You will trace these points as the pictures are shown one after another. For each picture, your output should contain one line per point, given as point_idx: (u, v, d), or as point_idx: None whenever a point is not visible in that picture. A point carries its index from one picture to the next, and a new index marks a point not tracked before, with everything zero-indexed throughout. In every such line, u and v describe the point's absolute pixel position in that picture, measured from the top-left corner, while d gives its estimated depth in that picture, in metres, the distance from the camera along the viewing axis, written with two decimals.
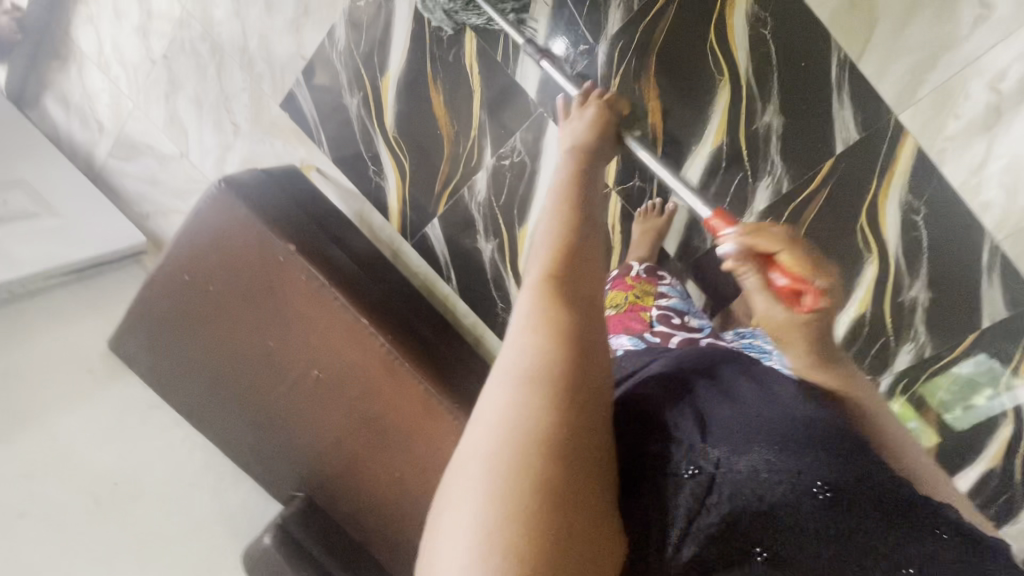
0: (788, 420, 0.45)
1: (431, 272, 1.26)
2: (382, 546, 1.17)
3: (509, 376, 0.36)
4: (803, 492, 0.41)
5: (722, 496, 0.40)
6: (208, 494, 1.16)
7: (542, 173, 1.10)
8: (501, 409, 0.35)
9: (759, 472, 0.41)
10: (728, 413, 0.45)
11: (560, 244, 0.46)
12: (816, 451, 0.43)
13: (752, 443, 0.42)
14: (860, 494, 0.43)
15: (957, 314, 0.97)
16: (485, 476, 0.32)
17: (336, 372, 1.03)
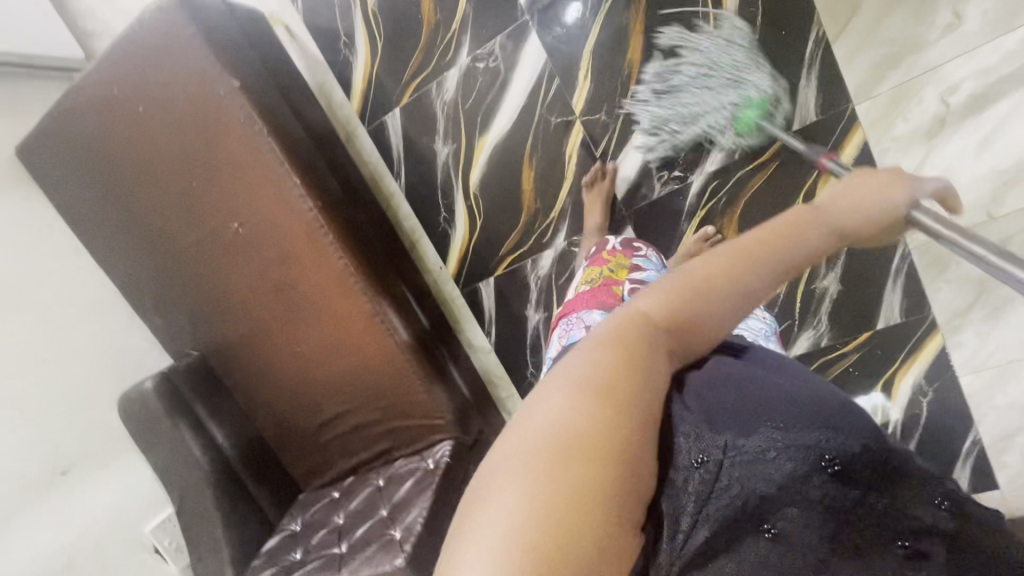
0: (797, 404, 0.45)
1: (380, 165, 1.23)
2: (269, 420, 1.17)
3: (566, 384, 0.34)
4: (811, 467, 0.41)
5: (726, 478, 0.40)
6: (96, 328, 1.09)
7: (513, 86, 1.09)
8: (555, 413, 0.32)
9: (766, 452, 0.41)
10: (734, 398, 0.45)
11: (689, 290, 0.39)
12: (820, 425, 0.42)
13: (757, 427, 0.42)
14: (870, 465, 0.41)
15: (858, 309, 1.05)
16: (528, 475, 0.30)
17: (257, 230, 0.99)
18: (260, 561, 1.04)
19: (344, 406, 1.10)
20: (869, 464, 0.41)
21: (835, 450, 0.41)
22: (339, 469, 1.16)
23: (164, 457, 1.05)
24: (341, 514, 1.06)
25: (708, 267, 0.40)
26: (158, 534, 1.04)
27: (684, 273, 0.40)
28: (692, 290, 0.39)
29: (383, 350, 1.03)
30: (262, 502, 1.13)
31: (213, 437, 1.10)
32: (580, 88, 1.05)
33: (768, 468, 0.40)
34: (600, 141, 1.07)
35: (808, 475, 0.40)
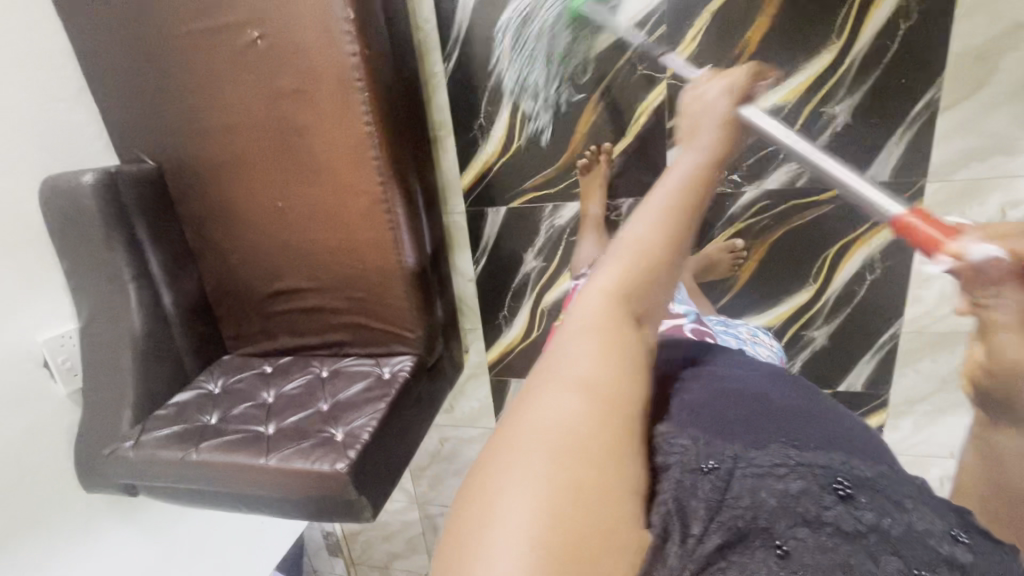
0: (810, 427, 0.47)
1: (433, 38, 1.04)
2: (215, 268, 1.03)
3: (570, 385, 0.38)
4: (818, 486, 0.40)
5: (737, 487, 0.41)
6: (34, 95, 0.89)
7: (615, 14, 0.96)
8: (564, 412, 0.36)
9: (776, 467, 0.42)
10: (745, 417, 0.47)
11: (642, 262, 0.45)
12: (835, 451, 0.43)
13: (766, 443, 0.44)
14: (874, 486, 0.41)
15: (832, 368, 1.08)
16: (542, 468, 0.33)
17: (278, 53, 0.82)
18: (166, 412, 0.94)
19: (307, 283, 0.99)
20: (879, 491, 0.41)
21: (843, 472, 0.41)
22: (277, 344, 1.06)
23: (84, 267, 0.90)
24: (270, 392, 0.97)
25: (657, 235, 0.46)
26: (53, 348, 0.91)
27: (629, 245, 0.46)
28: (643, 261, 0.45)
29: (377, 244, 0.92)
30: (183, 352, 1.01)
31: (149, 269, 0.95)
32: (684, 48, 0.94)
33: (780, 482, 0.41)
34: (676, 113, 0.99)
35: (818, 497, 0.40)
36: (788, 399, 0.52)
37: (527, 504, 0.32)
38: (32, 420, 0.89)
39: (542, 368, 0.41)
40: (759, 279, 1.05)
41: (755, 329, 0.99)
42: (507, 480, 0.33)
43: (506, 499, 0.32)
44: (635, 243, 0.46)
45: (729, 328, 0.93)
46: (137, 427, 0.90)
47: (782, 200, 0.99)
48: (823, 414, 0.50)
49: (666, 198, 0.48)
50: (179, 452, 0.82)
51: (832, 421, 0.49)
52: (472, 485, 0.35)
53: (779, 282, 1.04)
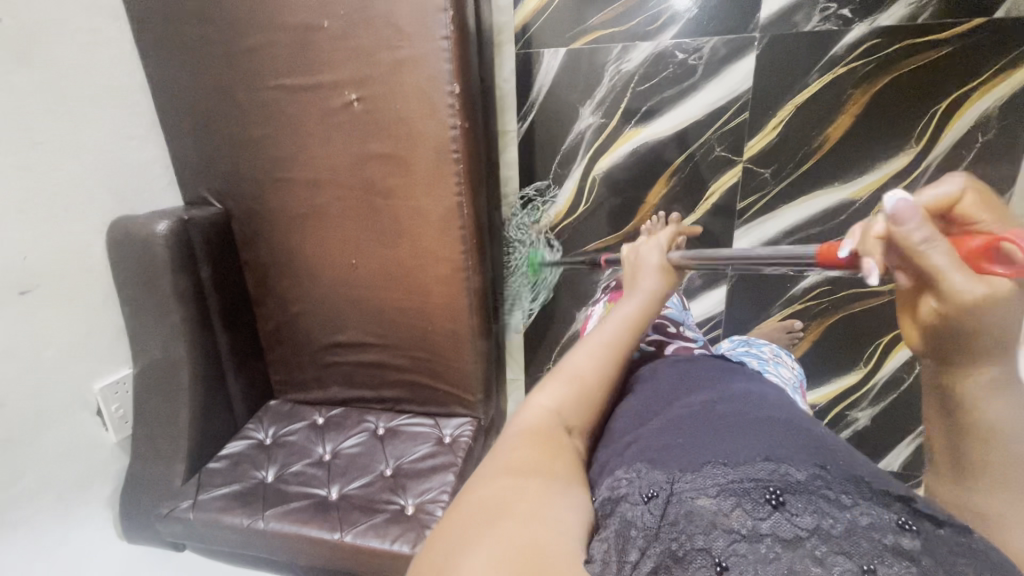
0: (732, 445, 0.45)
1: (510, 97, 1.04)
2: (272, 314, 1.01)
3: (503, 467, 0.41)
4: (752, 501, 0.39)
5: (671, 514, 0.40)
6: (109, 135, 0.85)
7: (700, 94, 0.96)
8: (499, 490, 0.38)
9: (706, 488, 0.40)
10: (676, 439, 0.49)
11: (583, 386, 0.52)
12: (768, 459, 0.42)
13: (697, 465, 0.43)
14: (806, 488, 0.39)
15: (873, 446, 1.13)
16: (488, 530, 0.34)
17: (377, 117, 0.81)
18: (219, 465, 0.91)
19: (370, 340, 0.98)
20: (814, 493, 0.38)
21: (775, 481, 0.39)
22: (329, 394, 1.04)
23: (149, 315, 0.86)
24: (326, 447, 0.95)
25: (591, 370, 0.54)
26: (108, 396, 0.87)
27: (566, 373, 0.53)
28: (579, 389, 0.52)
29: (450, 310, 0.92)
30: (235, 399, 0.98)
31: (209, 317, 0.91)
32: (764, 134, 0.96)
33: (711, 502, 0.39)
34: (749, 195, 1.01)
35: (751, 510, 0.38)
36: (719, 417, 0.51)
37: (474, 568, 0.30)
38: (81, 471, 0.86)
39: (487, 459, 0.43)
40: (813, 359, 1.08)
41: (780, 348, 0.84)
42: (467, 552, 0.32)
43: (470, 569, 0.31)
44: (576, 370, 0.53)
45: (748, 349, 0.80)
46: (192, 482, 0.88)
47: (841, 287, 1.02)
48: (747, 417, 0.50)
49: (603, 334, 0.57)
50: (246, 518, 0.81)
51: (770, 418, 0.50)
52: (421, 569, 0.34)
53: (831, 363, 1.08)
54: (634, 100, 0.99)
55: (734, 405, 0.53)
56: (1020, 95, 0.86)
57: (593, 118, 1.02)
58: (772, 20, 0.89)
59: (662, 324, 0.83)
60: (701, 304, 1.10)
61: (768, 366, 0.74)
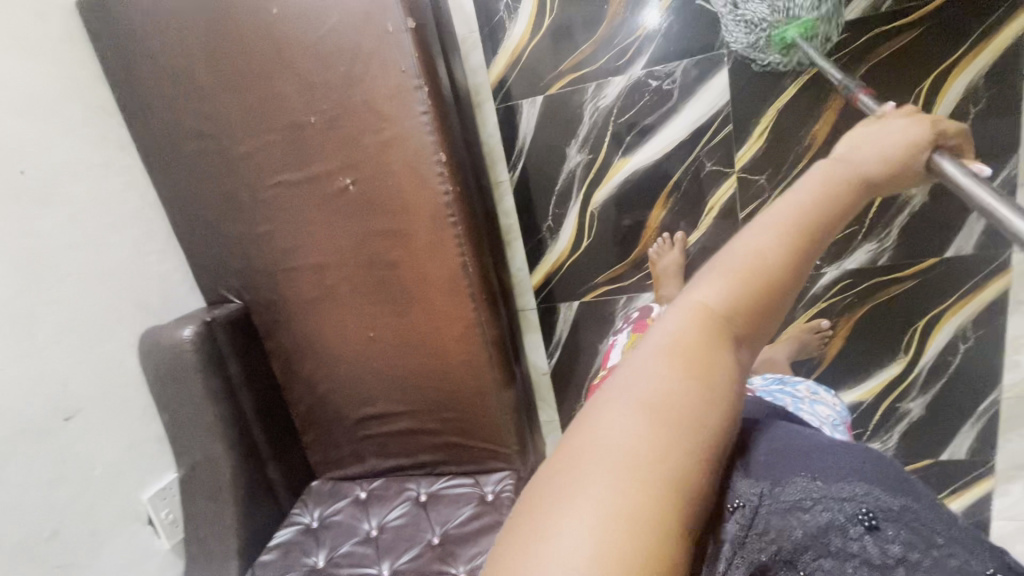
0: (822, 447, 0.41)
1: (497, 149, 1.08)
2: (303, 397, 1.03)
3: (633, 402, 0.32)
4: (844, 520, 0.36)
5: (760, 523, 0.37)
6: (129, 253, 0.90)
7: (681, 115, 0.98)
8: (624, 434, 0.31)
9: (800, 502, 0.37)
10: (778, 440, 0.42)
11: (755, 273, 0.37)
12: (866, 479, 0.38)
13: (789, 471, 0.38)
14: (896, 511, 0.36)
15: (932, 438, 1.06)
16: (609, 485, 0.28)
17: (373, 195, 0.85)
18: (271, 557, 0.92)
19: (399, 407, 0.99)
20: (907, 520, 0.36)
21: (868, 504, 0.36)
22: (367, 467, 1.04)
23: (184, 419, 0.89)
24: (372, 522, 0.95)
25: (769, 251, 0.38)
26: (157, 503, 0.89)
27: (734, 264, 0.38)
28: (752, 282, 0.37)
29: (473, 365, 0.92)
30: (277, 487, 0.99)
31: (243, 411, 0.93)
32: (751, 143, 0.97)
33: (801, 521, 0.37)
34: (749, 204, 1.01)
35: (842, 530, 0.36)
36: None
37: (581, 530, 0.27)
38: None
39: (624, 375, 0.35)
40: (849, 356, 1.04)
41: (815, 386, 0.80)
42: (566, 496, 0.28)
43: (565, 518, 0.28)
44: (748, 250, 0.38)
45: (784, 386, 0.77)
46: None
47: (863, 279, 1.00)
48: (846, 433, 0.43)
49: (781, 212, 0.40)
50: None
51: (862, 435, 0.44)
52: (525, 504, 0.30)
53: (870, 357, 1.04)
54: (617, 132, 1.01)
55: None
56: (1004, 62, 0.85)
57: (581, 156, 1.04)
58: None
59: None
60: None
61: (802, 404, 0.71)
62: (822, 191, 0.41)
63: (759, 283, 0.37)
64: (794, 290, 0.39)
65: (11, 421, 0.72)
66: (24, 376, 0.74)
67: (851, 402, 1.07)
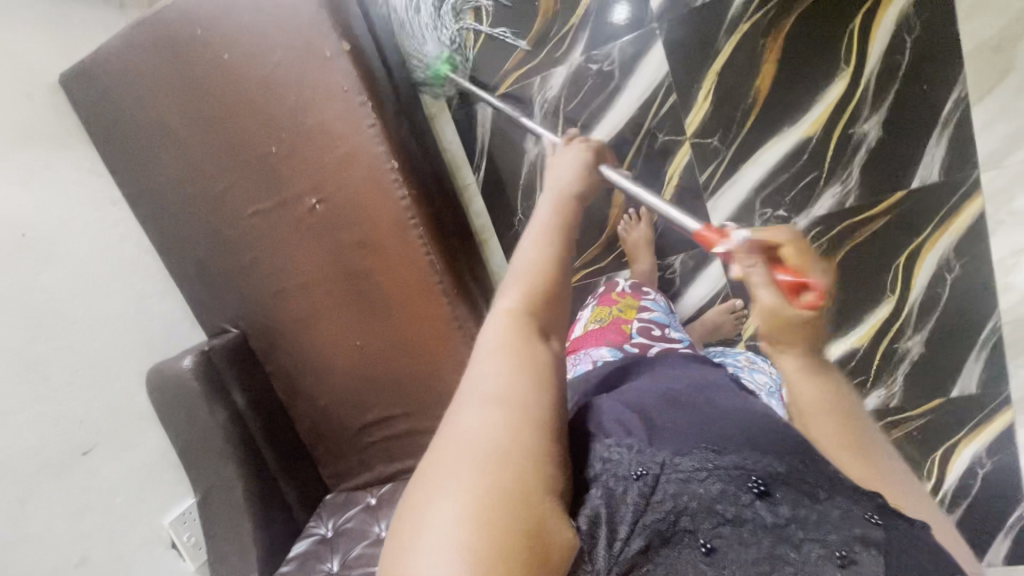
0: (716, 425, 0.46)
1: (460, 155, 1.12)
2: (306, 413, 1.07)
3: (481, 399, 0.37)
4: (738, 487, 0.41)
5: (662, 493, 0.41)
6: (131, 297, 0.98)
7: (625, 94, 1.02)
8: (479, 426, 0.35)
9: (699, 471, 0.41)
10: (676, 421, 0.47)
11: (541, 280, 0.47)
12: (754, 447, 0.43)
13: (688, 446, 0.43)
14: (787, 477, 0.41)
15: (938, 376, 1.02)
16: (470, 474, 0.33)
17: (337, 210, 0.90)
18: (289, 567, 0.95)
19: (395, 411, 1.02)
20: (798, 483, 0.40)
21: (760, 471, 0.41)
22: (375, 474, 1.07)
23: (193, 444, 0.95)
24: (382, 525, 0.98)
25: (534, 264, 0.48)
26: (178, 527, 0.95)
27: (513, 278, 0.47)
28: (530, 287, 0.46)
29: (455, 360, 0.95)
30: (291, 504, 1.03)
31: (250, 431, 0.98)
32: (697, 108, 0.99)
33: (700, 489, 0.41)
34: (708, 166, 1.01)
35: (736, 496, 0.40)
36: (728, 399, 0.51)
37: (447, 519, 0.31)
38: None
39: (468, 379, 0.40)
40: (833, 303, 1.03)
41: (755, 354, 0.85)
42: (442, 492, 0.32)
43: (433, 516, 0.31)
44: (519, 266, 0.48)
45: (726, 356, 0.80)
46: None
47: (833, 224, 0.99)
48: (737, 406, 0.49)
49: (533, 235, 0.51)
50: None
51: (752, 405, 0.49)
52: (404, 506, 0.34)
53: (853, 302, 1.02)
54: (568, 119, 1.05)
55: (722, 391, 0.53)
56: None
57: (538, 148, 1.09)
58: (664, 7, 0.96)
59: (649, 326, 0.84)
60: (701, 285, 1.09)
61: (744, 373, 0.73)
62: (559, 218, 0.53)
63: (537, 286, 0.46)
64: (563, 285, 0.48)
65: (34, 458, 0.79)
66: (42, 415, 0.82)
67: (848, 350, 1.05)
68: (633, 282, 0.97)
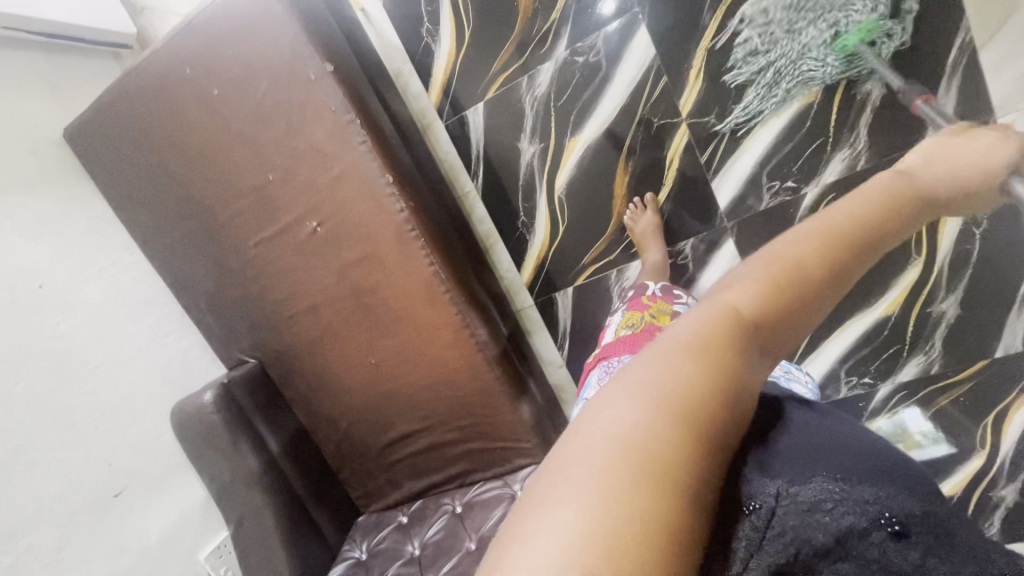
0: (867, 451, 0.36)
1: (456, 164, 1.14)
2: (331, 437, 1.08)
3: (648, 396, 0.29)
4: (877, 528, 0.31)
5: (785, 524, 0.31)
6: (148, 337, 1.00)
7: (614, 84, 1.01)
8: (631, 428, 0.28)
9: (831, 503, 0.31)
10: (820, 436, 0.37)
11: (804, 274, 0.33)
12: (904, 486, 0.33)
13: (825, 468, 0.33)
14: (930, 522, 0.32)
15: (979, 336, 0.96)
16: (613, 485, 0.26)
17: (339, 230, 0.90)
18: None
19: (417, 426, 1.01)
20: (941, 534, 0.32)
21: (904, 513, 0.31)
22: (404, 491, 1.07)
23: (219, 477, 0.94)
24: (415, 543, 0.97)
25: (819, 254, 0.34)
26: (214, 561, 0.97)
27: (773, 259, 0.35)
28: (789, 274, 0.33)
29: (470, 368, 0.94)
30: (323, 527, 1.03)
31: (275, 457, 0.99)
32: (689, 88, 0.97)
33: (833, 522, 0.31)
34: (706, 146, 0.99)
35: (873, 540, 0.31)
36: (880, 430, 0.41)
37: (568, 524, 0.25)
38: None
39: (639, 367, 0.32)
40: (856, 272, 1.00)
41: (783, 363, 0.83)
42: (573, 492, 0.26)
43: (553, 518, 0.25)
44: (782, 248, 0.35)
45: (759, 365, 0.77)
46: None
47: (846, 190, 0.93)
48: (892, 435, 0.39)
49: (834, 217, 0.37)
50: None
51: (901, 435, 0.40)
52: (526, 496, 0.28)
53: (876, 266, 0.99)
54: (558, 115, 1.05)
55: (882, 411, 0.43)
56: None
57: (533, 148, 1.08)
58: None
59: None
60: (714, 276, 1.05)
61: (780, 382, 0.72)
62: (878, 205, 0.38)
63: (799, 280, 0.33)
64: (837, 292, 0.35)
65: (66, 504, 0.80)
66: (71, 460, 0.83)
67: (877, 321, 1.01)
68: (664, 284, 0.90)
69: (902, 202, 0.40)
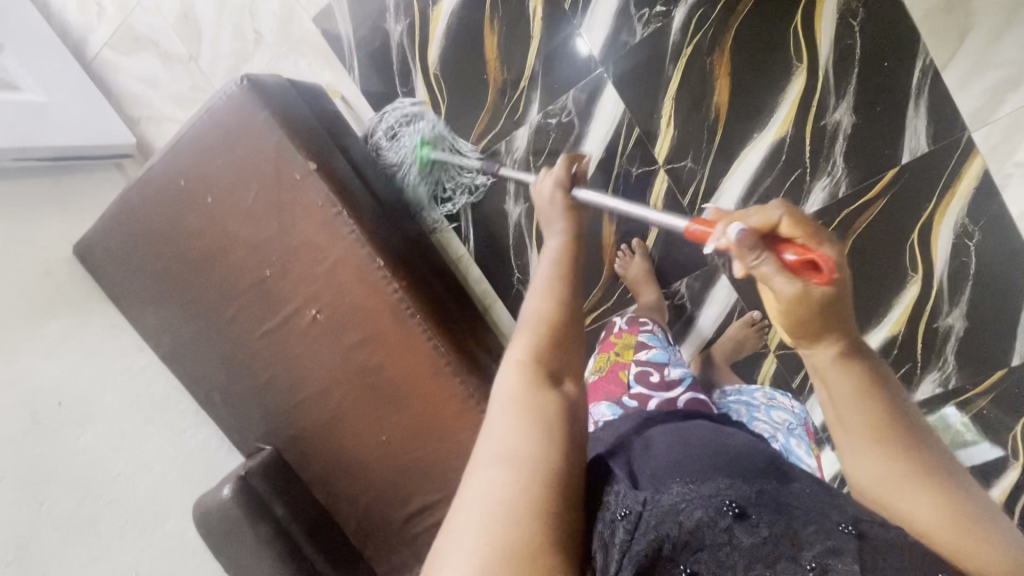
0: (702, 461, 0.50)
1: (447, 231, 1.17)
2: (350, 516, 1.07)
3: (498, 458, 0.41)
4: (716, 513, 0.43)
5: (647, 529, 0.42)
6: (165, 436, 1.02)
7: (589, 139, 1.03)
8: (499, 485, 0.39)
9: (680, 505, 0.43)
10: (660, 463, 0.50)
11: (548, 332, 0.53)
12: (733, 478, 0.46)
13: (670, 483, 0.46)
14: (762, 502, 0.44)
15: (992, 346, 0.95)
16: (486, 528, 0.36)
17: (338, 313, 0.93)
18: None
19: (433, 497, 1.00)
20: (776, 509, 0.43)
21: (738, 497, 0.44)
22: None
23: (244, 570, 0.95)
24: None
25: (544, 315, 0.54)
26: None
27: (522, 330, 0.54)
28: (538, 336, 0.53)
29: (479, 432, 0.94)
30: None
31: (296, 539, 0.98)
32: (664, 134, 0.99)
33: (684, 519, 0.42)
34: (689, 188, 1.00)
35: (715, 522, 0.42)
36: (714, 439, 0.55)
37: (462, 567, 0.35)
38: None
39: (485, 436, 0.44)
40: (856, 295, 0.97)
41: (773, 390, 0.86)
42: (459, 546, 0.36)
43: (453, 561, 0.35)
44: (527, 321, 0.55)
45: (740, 395, 0.82)
46: None
47: (830, 216, 0.95)
48: (725, 447, 0.52)
49: (536, 288, 0.59)
50: None
51: (734, 445, 0.53)
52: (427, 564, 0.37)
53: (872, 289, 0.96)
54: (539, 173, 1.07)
55: (706, 431, 0.57)
56: None
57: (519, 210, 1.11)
58: (609, 50, 0.99)
59: (645, 371, 0.80)
60: (708, 310, 1.07)
61: (759, 413, 0.78)
62: (561, 273, 0.61)
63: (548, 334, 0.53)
64: (570, 336, 0.55)
65: None
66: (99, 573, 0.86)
67: (886, 339, 0.97)
68: (628, 316, 0.95)
69: (573, 260, 0.64)
